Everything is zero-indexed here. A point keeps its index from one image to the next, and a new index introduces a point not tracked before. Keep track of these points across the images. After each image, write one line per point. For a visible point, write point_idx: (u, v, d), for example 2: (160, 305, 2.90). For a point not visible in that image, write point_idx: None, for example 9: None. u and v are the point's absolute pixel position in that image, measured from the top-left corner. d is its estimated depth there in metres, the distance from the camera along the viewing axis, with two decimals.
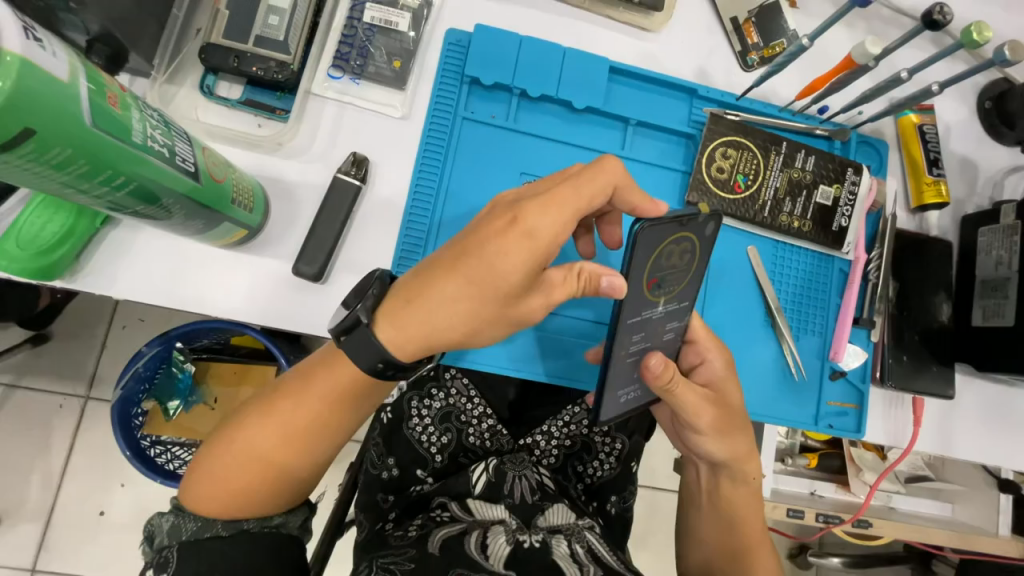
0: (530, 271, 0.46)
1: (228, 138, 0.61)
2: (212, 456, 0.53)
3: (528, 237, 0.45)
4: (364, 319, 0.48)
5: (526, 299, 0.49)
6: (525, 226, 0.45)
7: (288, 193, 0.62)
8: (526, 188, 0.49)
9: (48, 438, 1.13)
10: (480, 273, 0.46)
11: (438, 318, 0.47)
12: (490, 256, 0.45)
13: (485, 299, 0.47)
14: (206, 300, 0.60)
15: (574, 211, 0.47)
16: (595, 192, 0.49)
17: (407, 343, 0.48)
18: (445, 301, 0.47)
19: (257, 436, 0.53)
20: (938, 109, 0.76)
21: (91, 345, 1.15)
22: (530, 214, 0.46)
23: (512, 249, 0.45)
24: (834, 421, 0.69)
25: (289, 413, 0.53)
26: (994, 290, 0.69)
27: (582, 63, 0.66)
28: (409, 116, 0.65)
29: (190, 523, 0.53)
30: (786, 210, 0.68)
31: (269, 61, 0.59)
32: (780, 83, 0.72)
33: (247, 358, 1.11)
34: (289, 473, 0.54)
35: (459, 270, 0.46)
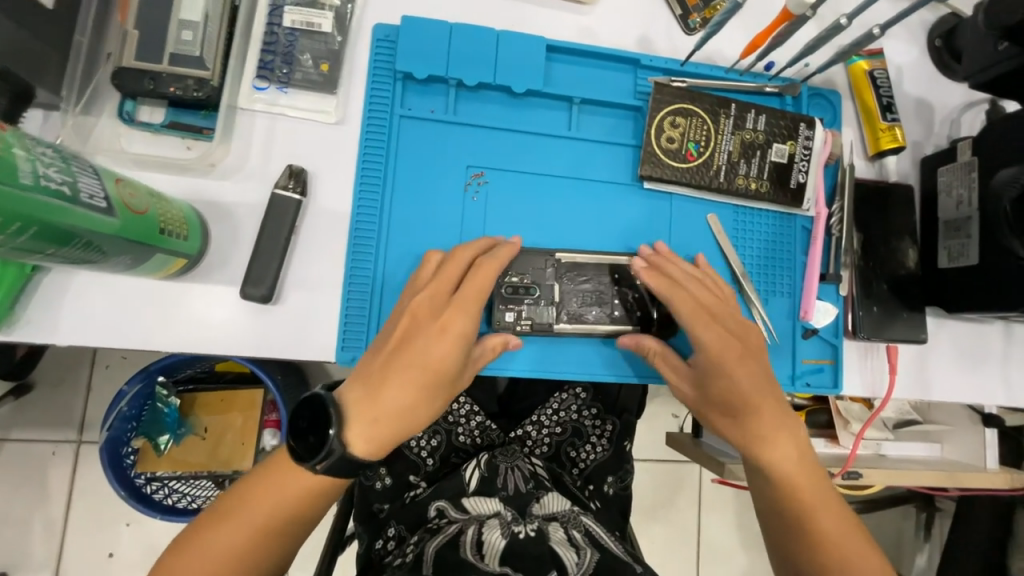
0: (464, 359, 0.55)
1: (156, 165, 0.58)
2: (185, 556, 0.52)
3: (452, 339, 0.54)
4: (338, 448, 0.50)
5: (463, 375, 0.57)
6: (454, 329, 0.54)
7: (227, 216, 0.60)
8: (432, 293, 0.56)
9: (42, 488, 1.11)
10: (427, 376, 0.53)
11: (404, 419, 0.53)
12: (426, 359, 0.53)
13: (432, 395, 0.54)
14: (156, 336, 0.58)
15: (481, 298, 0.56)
16: (483, 288, 0.56)
17: (376, 446, 0.52)
18: (405, 407, 0.53)
19: (230, 536, 0.53)
20: (888, 53, 0.74)
21: (75, 389, 1.13)
22: (452, 318, 0.54)
23: (445, 352, 0.53)
24: (811, 380, 0.68)
25: (263, 511, 0.54)
26: (956, 230, 0.68)
27: (518, 45, 0.64)
28: (344, 121, 0.63)
29: None
30: (742, 172, 0.67)
31: (186, 79, 0.56)
32: (724, 43, 0.70)
33: (233, 384, 1.10)
34: (259, 567, 0.55)
35: (410, 382, 0.52)
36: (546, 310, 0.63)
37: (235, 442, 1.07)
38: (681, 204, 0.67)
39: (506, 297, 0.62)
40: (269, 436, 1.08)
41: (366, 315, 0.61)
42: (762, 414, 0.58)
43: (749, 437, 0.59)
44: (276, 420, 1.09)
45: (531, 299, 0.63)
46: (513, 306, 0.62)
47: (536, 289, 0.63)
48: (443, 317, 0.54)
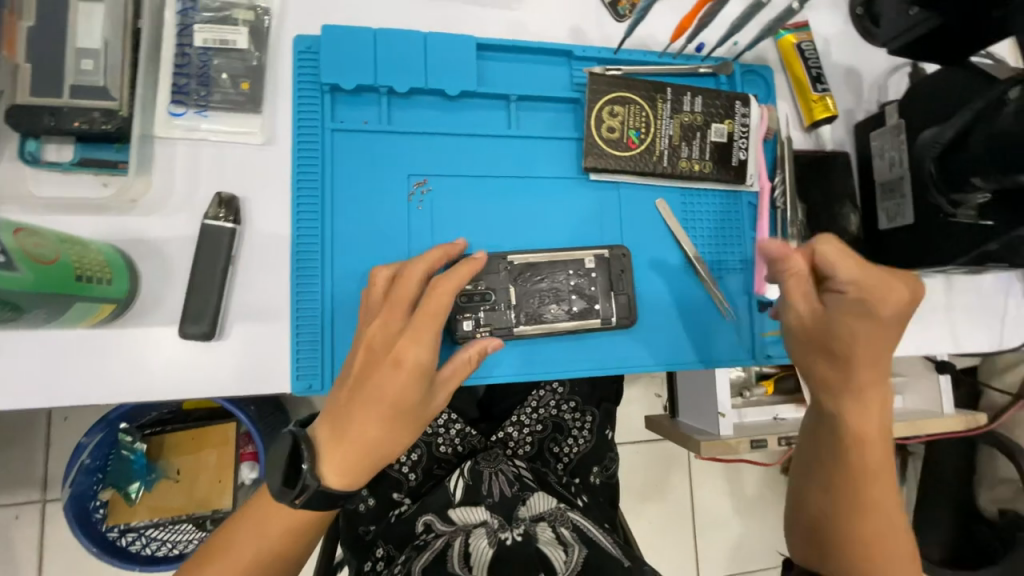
0: (424, 388, 0.52)
1: (71, 207, 0.55)
2: None
3: (406, 371, 0.51)
4: (312, 483, 0.51)
5: (431, 402, 0.54)
6: (406, 361, 0.51)
7: (156, 252, 0.56)
8: (386, 321, 0.53)
9: (5, 557, 1.04)
10: (387, 411, 0.51)
11: (375, 450, 0.52)
12: (384, 392, 0.51)
13: (398, 427, 0.52)
14: (94, 389, 0.54)
15: (436, 325, 0.52)
16: (434, 316, 0.52)
17: (347, 478, 0.52)
18: (372, 441, 0.52)
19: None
20: (813, 24, 0.76)
21: (33, 446, 1.05)
22: (403, 350, 0.51)
23: (403, 384, 0.51)
24: (771, 351, 0.70)
25: (251, 551, 0.54)
26: (891, 192, 0.70)
27: (447, 47, 0.63)
28: (273, 140, 0.60)
29: None
30: (684, 155, 0.67)
31: (91, 112, 0.53)
32: (654, 27, 0.70)
33: (205, 422, 1.02)
34: None
35: (371, 417, 0.51)
36: (505, 313, 0.62)
37: (211, 481, 1.00)
38: (629, 192, 0.68)
39: (462, 305, 0.62)
40: (248, 469, 1.04)
41: (319, 340, 0.58)
42: (881, 373, 0.54)
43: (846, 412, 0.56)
44: (253, 451, 1.04)
45: (486, 306, 0.62)
46: (470, 314, 0.62)
47: (491, 295, 0.62)
48: (396, 348, 0.51)
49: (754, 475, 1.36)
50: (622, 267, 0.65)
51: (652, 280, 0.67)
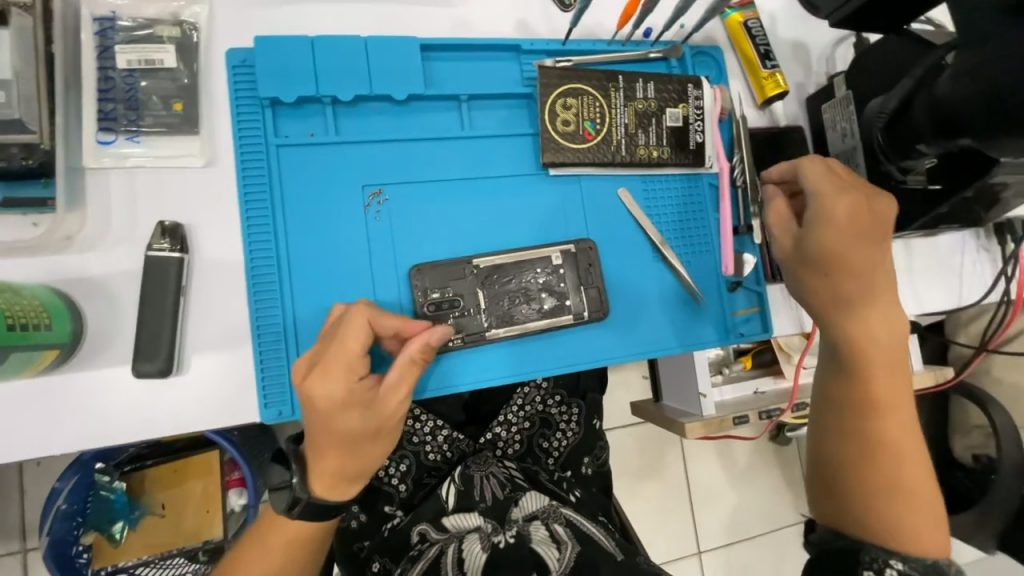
0: (359, 418, 0.51)
1: (0, 251, 0.51)
2: None
3: (327, 407, 0.50)
4: (302, 496, 0.54)
5: (376, 428, 0.52)
6: (318, 401, 0.50)
7: (100, 289, 0.53)
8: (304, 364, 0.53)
9: None
10: (329, 441, 0.52)
11: (346, 467, 0.53)
12: (319, 430, 0.52)
13: (354, 453, 0.53)
14: (50, 438, 0.51)
15: (347, 365, 0.50)
16: (342, 358, 0.50)
17: (336, 490, 0.55)
18: (333, 464, 0.53)
19: None
20: (757, 1, 0.76)
21: (5, 498, 1.00)
22: (315, 389, 0.50)
23: (330, 424, 0.51)
24: (744, 329, 0.71)
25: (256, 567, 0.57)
26: (846, 162, 0.71)
27: (388, 50, 0.60)
28: (214, 161, 0.57)
29: None
30: (642, 143, 0.67)
31: (10, 147, 0.49)
32: (600, 15, 0.69)
33: (185, 453, 0.98)
34: None
35: (320, 445, 0.52)
36: (475, 318, 0.61)
37: (198, 512, 0.97)
38: (591, 184, 0.67)
39: (432, 314, 0.60)
40: (236, 496, 0.99)
41: (284, 365, 0.56)
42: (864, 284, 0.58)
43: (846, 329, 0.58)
44: (240, 477, 1.00)
45: (457, 312, 0.61)
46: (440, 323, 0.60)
47: (460, 301, 0.61)
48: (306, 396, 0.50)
49: (743, 446, 1.40)
50: (590, 260, 0.65)
51: (620, 271, 0.67)
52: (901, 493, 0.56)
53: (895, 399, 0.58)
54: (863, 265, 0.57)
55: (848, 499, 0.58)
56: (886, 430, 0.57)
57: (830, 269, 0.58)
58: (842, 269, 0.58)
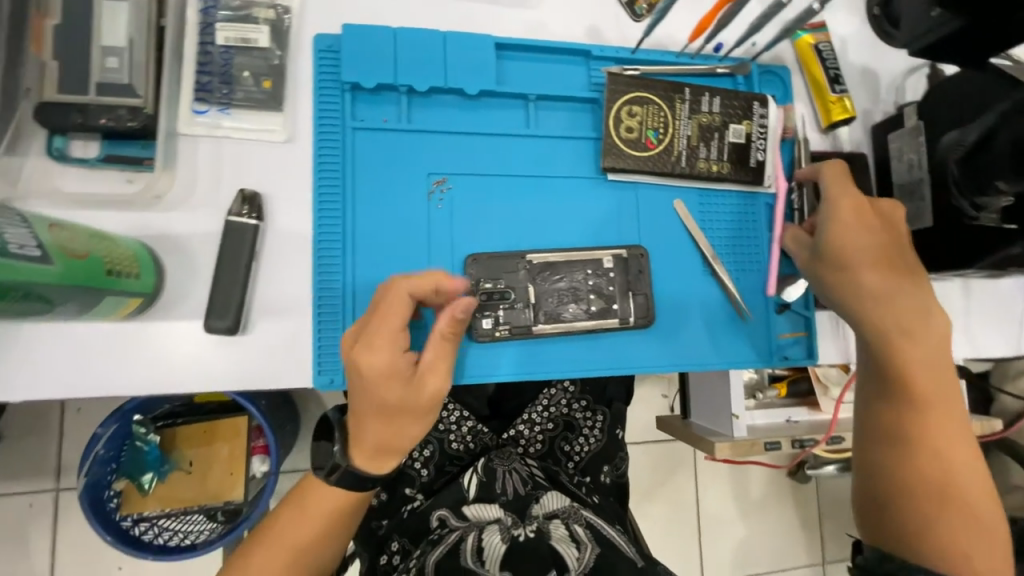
0: (404, 386, 0.53)
1: (96, 203, 0.55)
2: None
3: (375, 375, 0.52)
4: (341, 461, 0.55)
5: (420, 398, 0.54)
6: (362, 369, 0.52)
7: (180, 248, 0.57)
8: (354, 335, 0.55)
9: (26, 543, 1.05)
10: (373, 410, 0.53)
11: (387, 437, 0.54)
12: (360, 399, 0.53)
13: (392, 425, 0.54)
14: (121, 381, 0.55)
15: (393, 334, 0.52)
16: (388, 327, 0.52)
17: (376, 459, 0.55)
18: (375, 434, 0.54)
19: (266, 559, 0.57)
20: (831, 24, 0.76)
21: (48, 436, 1.07)
22: (360, 357, 0.52)
23: (372, 393, 0.52)
24: (788, 352, 0.70)
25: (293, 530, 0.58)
26: (911, 193, 0.70)
27: (466, 46, 0.63)
28: (294, 138, 0.60)
29: None
30: (702, 156, 0.67)
31: (118, 109, 0.53)
32: (672, 27, 0.70)
33: (216, 415, 1.02)
34: None
35: (362, 415, 0.53)
36: (523, 312, 0.63)
37: (223, 473, 1.01)
38: (647, 192, 0.68)
39: (482, 304, 0.62)
40: (258, 462, 1.03)
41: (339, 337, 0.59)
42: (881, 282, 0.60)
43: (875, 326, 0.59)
44: (264, 444, 1.04)
45: (506, 304, 0.63)
46: (489, 313, 0.62)
47: (511, 293, 0.63)
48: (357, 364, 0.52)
49: (759, 476, 1.37)
50: (640, 267, 0.66)
51: (669, 282, 0.67)
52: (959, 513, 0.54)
53: (947, 413, 0.57)
54: (876, 261, 0.60)
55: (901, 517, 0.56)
56: (940, 445, 0.56)
57: (842, 265, 0.62)
58: (853, 266, 0.61)
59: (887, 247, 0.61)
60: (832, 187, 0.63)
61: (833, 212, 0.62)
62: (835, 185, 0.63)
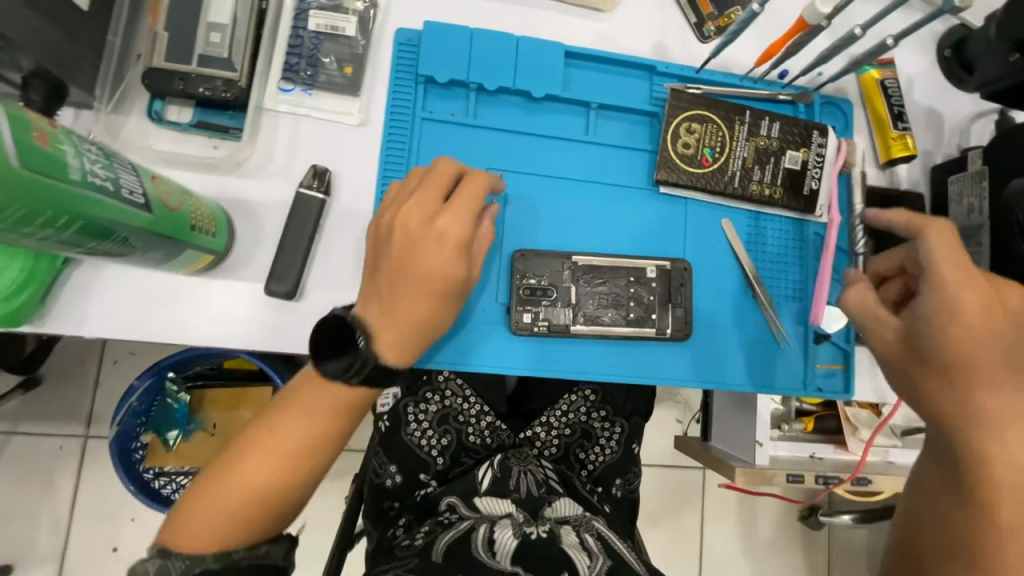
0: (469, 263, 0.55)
1: (183, 163, 0.60)
2: (214, 480, 0.52)
3: (453, 244, 0.53)
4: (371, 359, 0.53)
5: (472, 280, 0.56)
6: (440, 238, 0.53)
7: (251, 213, 0.61)
8: (421, 205, 0.54)
9: (46, 487, 1.01)
10: (433, 283, 0.53)
11: (428, 320, 0.54)
12: (427, 268, 0.52)
13: (444, 302, 0.54)
14: (181, 330, 0.59)
15: (474, 209, 0.54)
16: (474, 200, 0.54)
17: (406, 348, 0.54)
18: (420, 314, 0.53)
19: (253, 456, 0.52)
20: (899, 63, 0.76)
21: (83, 384, 1.04)
22: (442, 225, 0.52)
23: (445, 260, 0.53)
24: (823, 384, 0.69)
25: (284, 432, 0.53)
26: (967, 238, 0.69)
27: (536, 50, 0.65)
28: (366, 122, 0.64)
29: (178, 561, 0.48)
30: (756, 178, 0.68)
31: (216, 80, 0.58)
32: (738, 51, 0.71)
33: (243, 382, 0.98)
34: (274, 503, 0.52)
35: (417, 288, 0.53)
36: (562, 311, 0.64)
37: None
38: (696, 209, 0.69)
39: (524, 298, 0.64)
40: None
41: None
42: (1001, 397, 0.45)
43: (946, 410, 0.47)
44: None
45: (548, 302, 0.64)
46: (530, 308, 0.64)
47: (553, 291, 0.64)
48: (439, 228, 0.53)
49: (769, 515, 1.33)
50: (682, 281, 0.66)
51: (709, 299, 0.68)
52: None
53: None
54: (999, 371, 0.45)
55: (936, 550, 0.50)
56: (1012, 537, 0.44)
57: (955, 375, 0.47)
58: (971, 379, 0.46)
59: (1019, 351, 0.45)
60: (945, 270, 0.48)
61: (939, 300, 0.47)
62: (940, 255, 0.49)
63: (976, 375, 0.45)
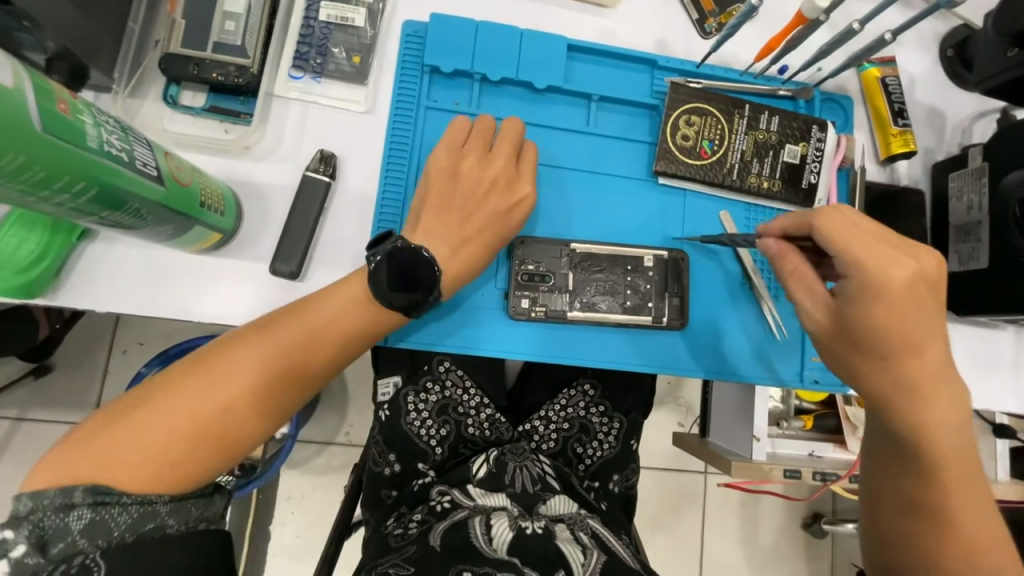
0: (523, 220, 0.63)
1: (196, 146, 0.62)
2: (166, 411, 0.46)
3: (523, 197, 0.61)
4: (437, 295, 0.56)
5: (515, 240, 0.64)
6: (515, 191, 0.61)
7: (259, 195, 0.63)
8: (500, 157, 0.61)
9: None
10: (497, 230, 0.60)
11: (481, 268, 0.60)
12: (502, 218, 0.60)
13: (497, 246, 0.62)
14: (189, 307, 0.60)
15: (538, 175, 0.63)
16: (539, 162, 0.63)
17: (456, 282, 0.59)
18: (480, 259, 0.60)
19: (224, 382, 0.49)
20: (900, 61, 0.76)
21: (93, 371, 1.07)
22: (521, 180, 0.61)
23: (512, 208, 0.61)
24: (820, 376, 0.69)
25: (263, 359, 0.51)
26: (966, 234, 0.69)
27: (540, 42, 0.67)
28: (373, 110, 0.66)
29: (119, 514, 0.42)
30: (755, 171, 0.68)
31: (228, 65, 0.60)
32: (738, 47, 0.72)
33: None
34: (241, 433, 0.50)
35: (486, 232, 0.60)
36: (560, 298, 0.65)
37: None
38: (694, 200, 0.69)
39: (522, 284, 0.65)
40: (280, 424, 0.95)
41: None
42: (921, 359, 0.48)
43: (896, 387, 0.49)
44: None
45: (546, 288, 0.65)
46: (529, 293, 0.65)
47: (551, 278, 0.65)
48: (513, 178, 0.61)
49: (770, 519, 1.31)
50: (679, 271, 0.67)
51: (704, 291, 0.68)
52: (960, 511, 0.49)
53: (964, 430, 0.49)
54: (920, 343, 0.48)
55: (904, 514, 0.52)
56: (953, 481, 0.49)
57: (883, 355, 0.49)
58: (897, 346, 0.48)
59: (929, 310, 0.49)
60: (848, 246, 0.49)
61: (863, 277, 0.49)
62: (855, 235, 0.49)
63: (905, 341, 0.48)
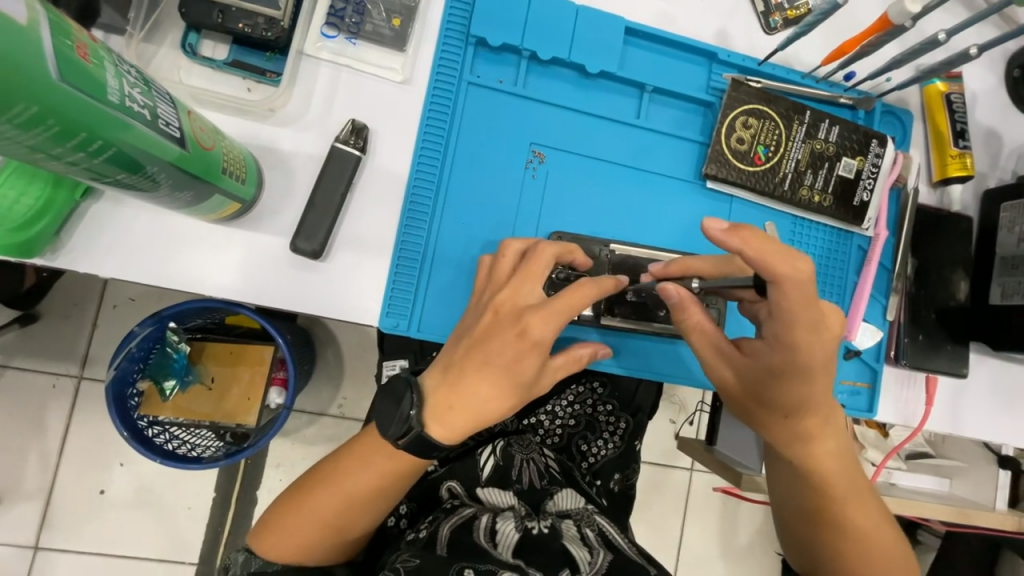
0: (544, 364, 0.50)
1: (215, 103, 0.56)
2: (289, 512, 0.58)
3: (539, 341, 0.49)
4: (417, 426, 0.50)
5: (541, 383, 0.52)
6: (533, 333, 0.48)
7: (283, 163, 0.58)
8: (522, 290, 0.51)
9: (40, 421, 1.00)
10: (506, 371, 0.49)
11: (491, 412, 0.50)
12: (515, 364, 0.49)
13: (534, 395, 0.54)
14: (199, 282, 0.56)
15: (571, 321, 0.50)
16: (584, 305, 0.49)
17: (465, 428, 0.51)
18: (491, 401, 0.50)
19: (321, 496, 0.57)
20: (965, 78, 0.72)
21: (81, 325, 1.02)
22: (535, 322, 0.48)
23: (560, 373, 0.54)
24: (846, 401, 0.67)
25: (352, 479, 0.57)
26: (1014, 267, 0.66)
27: (598, 24, 0.62)
28: (410, 81, 0.60)
29: (258, 560, 0.58)
30: (807, 183, 0.65)
31: (256, 16, 0.54)
32: (803, 48, 0.68)
33: (246, 337, 0.93)
34: (339, 536, 0.59)
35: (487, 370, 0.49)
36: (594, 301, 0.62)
37: (240, 396, 0.90)
38: (738, 207, 0.66)
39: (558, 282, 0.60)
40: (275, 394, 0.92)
41: (413, 285, 0.59)
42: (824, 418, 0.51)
43: (790, 437, 0.52)
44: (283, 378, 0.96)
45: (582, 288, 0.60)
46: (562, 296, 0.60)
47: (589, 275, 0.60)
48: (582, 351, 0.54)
49: (750, 520, 1.33)
50: None
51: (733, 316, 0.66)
52: (861, 538, 0.54)
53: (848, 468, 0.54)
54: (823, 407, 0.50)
55: (824, 561, 0.56)
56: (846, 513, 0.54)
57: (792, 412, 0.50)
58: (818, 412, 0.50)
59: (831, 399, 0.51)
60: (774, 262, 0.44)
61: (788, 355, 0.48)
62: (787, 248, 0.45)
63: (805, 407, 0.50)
